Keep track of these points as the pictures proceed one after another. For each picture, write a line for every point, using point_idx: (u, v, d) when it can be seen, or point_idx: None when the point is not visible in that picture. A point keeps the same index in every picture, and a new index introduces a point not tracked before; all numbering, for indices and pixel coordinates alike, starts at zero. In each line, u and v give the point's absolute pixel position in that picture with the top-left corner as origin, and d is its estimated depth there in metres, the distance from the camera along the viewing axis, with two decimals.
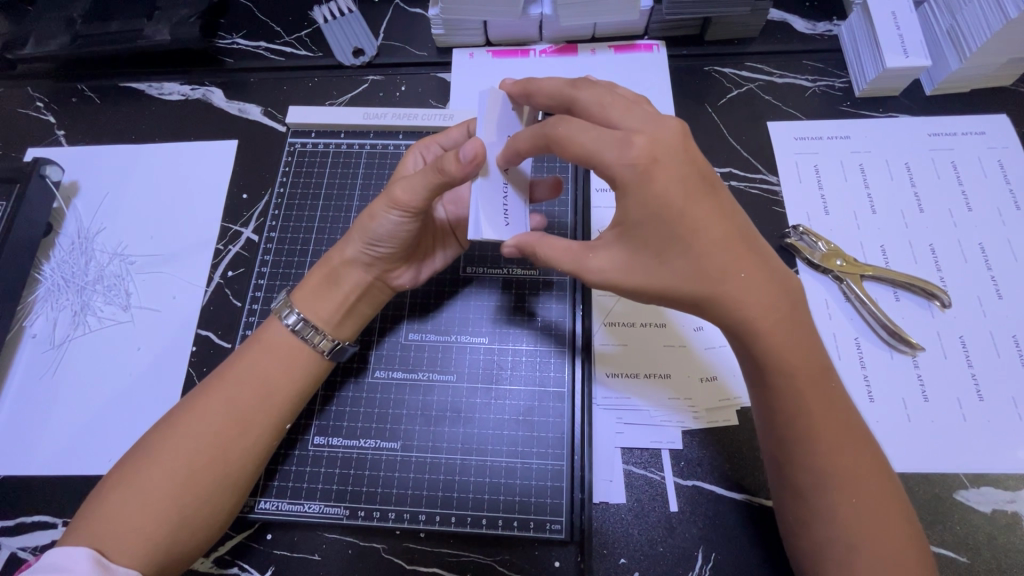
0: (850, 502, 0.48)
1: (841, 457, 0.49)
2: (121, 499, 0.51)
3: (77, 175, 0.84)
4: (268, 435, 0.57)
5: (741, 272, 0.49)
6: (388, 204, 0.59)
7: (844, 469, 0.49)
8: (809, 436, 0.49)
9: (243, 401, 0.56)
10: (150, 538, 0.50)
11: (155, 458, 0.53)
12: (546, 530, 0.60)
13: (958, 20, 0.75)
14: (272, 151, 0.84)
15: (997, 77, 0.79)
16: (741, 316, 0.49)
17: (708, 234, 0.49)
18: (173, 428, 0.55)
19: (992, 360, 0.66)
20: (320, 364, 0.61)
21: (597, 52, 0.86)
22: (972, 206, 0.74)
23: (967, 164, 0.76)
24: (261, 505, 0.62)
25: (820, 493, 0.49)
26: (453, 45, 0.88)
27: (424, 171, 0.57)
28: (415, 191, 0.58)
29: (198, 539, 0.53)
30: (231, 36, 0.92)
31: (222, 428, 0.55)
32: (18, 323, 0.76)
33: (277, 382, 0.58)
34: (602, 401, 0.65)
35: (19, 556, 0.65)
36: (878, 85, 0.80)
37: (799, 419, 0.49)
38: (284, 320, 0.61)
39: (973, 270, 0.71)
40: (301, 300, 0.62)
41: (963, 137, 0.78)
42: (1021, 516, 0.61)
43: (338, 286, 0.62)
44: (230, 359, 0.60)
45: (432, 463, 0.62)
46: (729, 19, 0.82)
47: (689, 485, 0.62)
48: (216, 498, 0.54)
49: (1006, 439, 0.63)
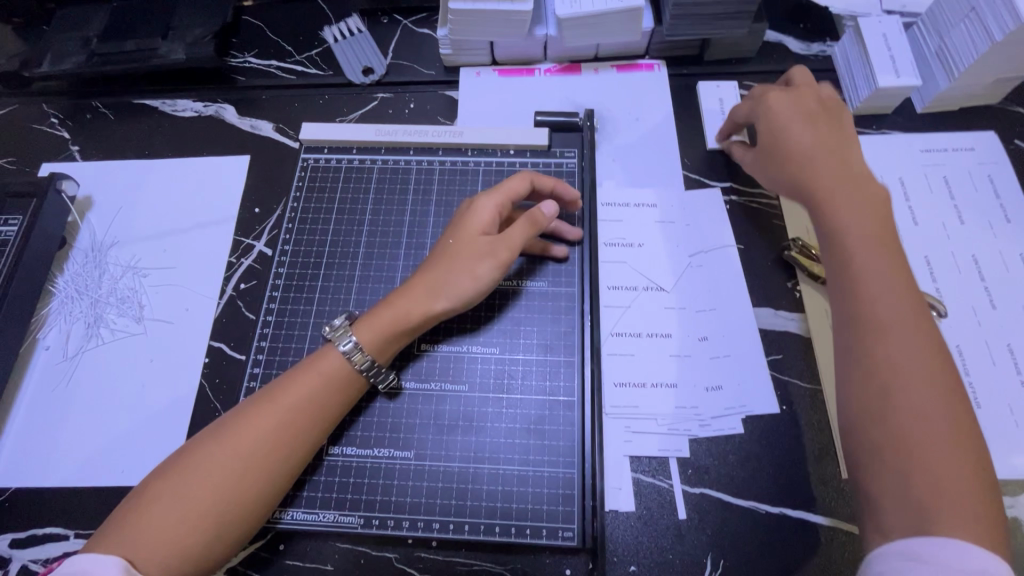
0: (924, 451, 0.49)
1: (914, 407, 0.50)
2: (158, 512, 0.52)
3: (91, 190, 0.86)
4: (302, 456, 0.58)
5: (876, 241, 0.57)
6: (490, 260, 0.64)
7: (919, 420, 0.50)
8: (878, 384, 0.52)
9: (295, 424, 0.58)
10: (182, 553, 0.51)
11: (195, 473, 0.54)
12: (558, 538, 0.60)
13: (946, 42, 0.78)
14: (284, 167, 0.86)
15: (985, 95, 0.82)
16: (866, 283, 0.55)
17: (857, 209, 0.59)
18: (217, 442, 0.56)
19: (989, 368, 0.68)
20: (362, 387, 0.63)
21: (600, 71, 0.89)
22: (964, 218, 0.77)
23: (959, 179, 0.79)
24: (288, 517, 0.62)
25: (889, 444, 0.50)
26: (461, 64, 0.91)
27: (521, 223, 0.66)
28: (515, 246, 0.65)
29: (224, 556, 0.54)
30: (243, 54, 0.94)
31: (264, 448, 0.56)
32: (32, 335, 0.77)
33: (323, 403, 0.60)
34: (611, 410, 0.67)
35: (30, 567, 0.65)
36: (871, 104, 0.83)
37: (872, 371, 0.53)
38: (341, 348, 0.61)
39: (968, 281, 0.73)
40: (367, 345, 0.62)
41: (955, 153, 0.81)
42: (1017, 520, 0.63)
43: (407, 333, 0.64)
44: (281, 377, 0.61)
45: (445, 472, 0.63)
46: (727, 40, 0.85)
47: (696, 493, 0.64)
48: (248, 517, 0.55)
49: (1005, 445, 0.65)
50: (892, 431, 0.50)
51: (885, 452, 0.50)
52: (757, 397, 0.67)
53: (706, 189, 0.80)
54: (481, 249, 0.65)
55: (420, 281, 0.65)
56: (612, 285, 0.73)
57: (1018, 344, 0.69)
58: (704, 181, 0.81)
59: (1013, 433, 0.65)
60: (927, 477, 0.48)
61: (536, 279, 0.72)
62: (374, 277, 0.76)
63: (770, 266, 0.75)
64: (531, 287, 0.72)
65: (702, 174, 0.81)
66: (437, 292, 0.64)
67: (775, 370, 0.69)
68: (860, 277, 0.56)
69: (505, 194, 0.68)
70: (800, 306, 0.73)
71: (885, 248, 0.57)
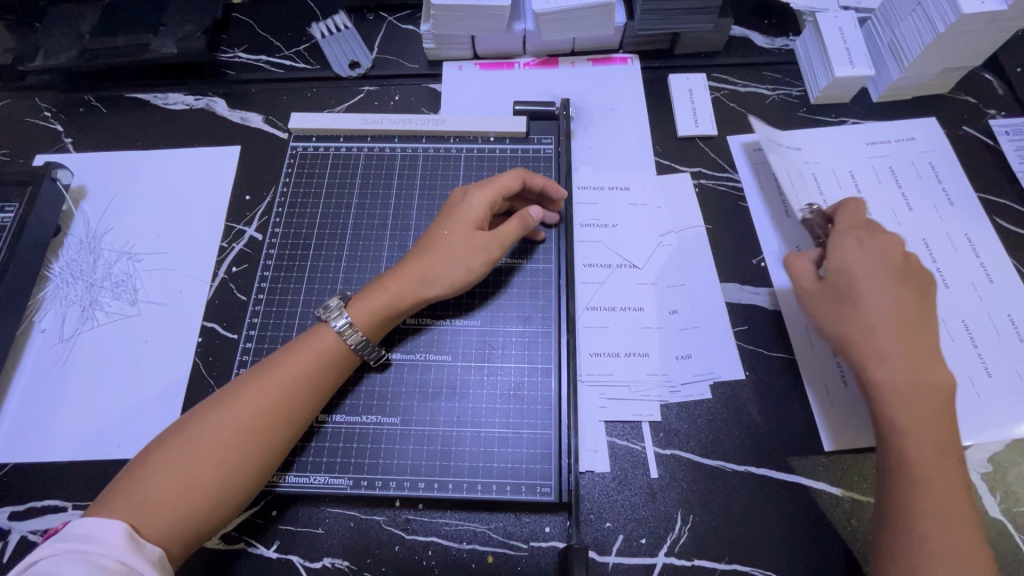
0: (938, 521, 0.55)
1: (931, 482, 0.56)
2: (159, 483, 0.54)
3: (85, 180, 0.88)
4: (297, 429, 0.61)
5: (903, 322, 0.62)
6: (483, 257, 0.68)
7: (933, 490, 0.56)
8: (901, 463, 0.58)
9: (290, 399, 0.61)
10: (183, 520, 0.54)
11: (195, 446, 0.56)
12: (538, 493, 0.64)
13: (896, 35, 0.84)
14: (274, 156, 0.89)
15: (935, 84, 0.88)
16: (891, 360, 0.61)
17: (884, 290, 0.63)
18: (216, 416, 0.58)
19: (949, 346, 0.72)
20: (353, 360, 0.66)
21: (577, 65, 0.94)
22: (923, 205, 0.81)
23: (918, 170, 0.84)
24: (288, 480, 0.65)
25: (910, 511, 0.56)
26: (443, 58, 0.95)
27: (511, 223, 0.70)
28: (506, 245, 0.69)
29: (222, 522, 0.57)
30: (233, 50, 0.97)
31: (260, 422, 0.59)
32: (29, 318, 0.79)
33: (317, 381, 0.63)
34: (587, 378, 0.71)
35: (30, 538, 0.67)
36: (829, 93, 0.88)
37: (895, 442, 0.59)
38: (334, 325, 0.64)
39: (924, 266, 0.77)
40: (363, 326, 0.65)
41: (910, 146, 0.85)
42: (965, 473, 0.67)
43: (399, 315, 0.68)
44: (276, 355, 0.64)
45: (429, 435, 0.67)
46: (694, 34, 0.90)
47: (667, 454, 0.68)
48: (245, 486, 0.58)
49: (954, 407, 0.70)
50: (914, 505, 0.56)
51: (906, 522, 0.56)
52: (724, 364, 0.71)
53: (676, 174, 0.84)
54: (474, 245, 0.68)
55: (411, 268, 0.68)
56: (588, 262, 0.77)
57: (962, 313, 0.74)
58: (675, 166, 0.85)
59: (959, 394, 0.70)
60: (941, 545, 0.54)
61: (514, 256, 0.76)
62: (361, 258, 0.79)
63: (736, 243, 0.79)
64: (509, 263, 0.76)
65: (673, 159, 0.86)
66: (429, 280, 0.67)
67: (740, 340, 0.73)
68: (886, 356, 0.61)
69: (495, 191, 0.71)
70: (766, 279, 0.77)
71: (905, 324, 0.62)
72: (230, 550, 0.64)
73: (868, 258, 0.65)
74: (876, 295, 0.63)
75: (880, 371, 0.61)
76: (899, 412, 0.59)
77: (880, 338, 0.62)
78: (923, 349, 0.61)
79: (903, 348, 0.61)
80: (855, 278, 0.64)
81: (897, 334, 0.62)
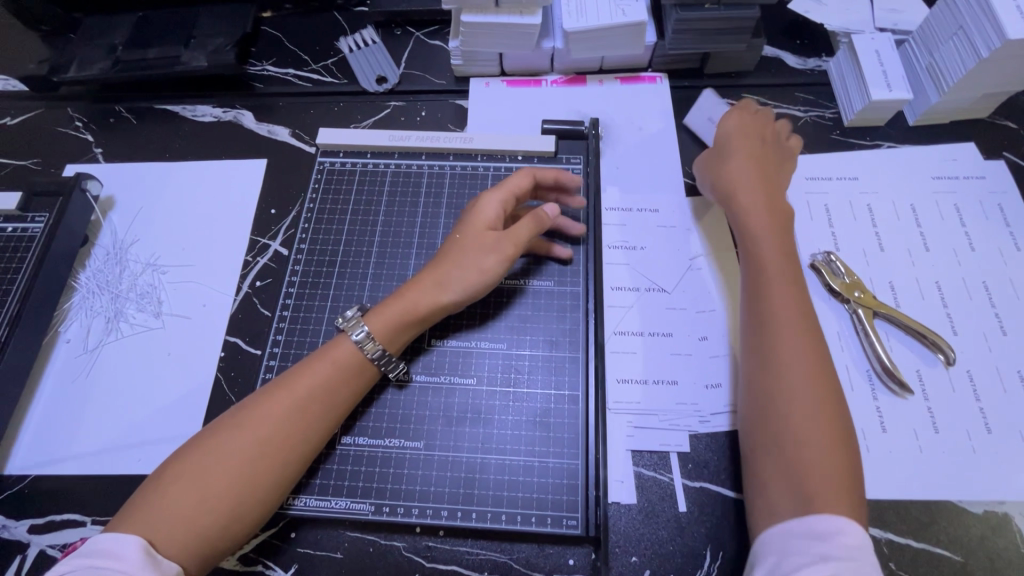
0: (811, 412, 0.56)
1: (804, 371, 0.58)
2: (178, 497, 0.53)
3: (114, 190, 0.89)
4: (317, 442, 0.60)
5: (779, 241, 0.67)
6: (495, 254, 0.66)
7: (805, 380, 0.58)
8: (770, 378, 0.59)
9: (308, 411, 0.60)
10: (201, 534, 0.53)
11: (215, 459, 0.55)
12: (563, 526, 0.62)
13: (936, 58, 0.82)
14: (300, 170, 0.89)
15: (974, 109, 0.85)
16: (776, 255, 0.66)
17: (765, 206, 0.70)
18: (236, 426, 0.57)
19: (1000, 394, 0.69)
20: (374, 376, 0.65)
21: (605, 83, 0.93)
22: (974, 243, 0.79)
23: (970, 207, 0.81)
24: (302, 503, 0.64)
25: (781, 398, 0.58)
26: (471, 74, 0.95)
27: (522, 221, 0.68)
28: (519, 241, 0.67)
29: (239, 538, 0.56)
30: (262, 63, 0.98)
31: (281, 435, 0.58)
32: (54, 328, 0.80)
33: (336, 392, 0.62)
34: (614, 406, 0.69)
35: (49, 553, 0.66)
36: (865, 116, 0.86)
37: (774, 339, 0.60)
38: (352, 336, 0.64)
39: (978, 307, 0.75)
40: (379, 334, 0.64)
41: (965, 181, 0.83)
42: (1010, 517, 0.64)
43: (419, 323, 0.66)
44: (294, 367, 0.63)
45: (452, 462, 0.65)
46: (726, 54, 0.89)
47: (696, 487, 0.65)
48: (264, 500, 0.57)
49: (998, 448, 0.67)
50: (786, 392, 0.57)
51: (780, 410, 0.57)
52: None
53: None
54: (485, 244, 0.67)
55: (426, 276, 0.67)
56: (616, 285, 0.76)
57: (1001, 346, 0.72)
58: None
59: (1002, 433, 0.68)
60: (814, 432, 0.55)
61: (541, 278, 0.75)
62: (386, 275, 0.79)
63: None
64: (536, 284, 0.75)
65: None
66: (443, 285, 0.66)
67: None
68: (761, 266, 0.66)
69: (503, 192, 0.71)
70: None
71: (782, 230, 0.68)
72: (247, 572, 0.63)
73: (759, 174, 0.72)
74: (762, 209, 0.70)
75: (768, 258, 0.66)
76: (771, 303, 0.63)
77: (769, 241, 0.67)
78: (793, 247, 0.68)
79: (789, 242, 0.67)
80: (738, 196, 0.72)
81: (782, 237, 0.67)
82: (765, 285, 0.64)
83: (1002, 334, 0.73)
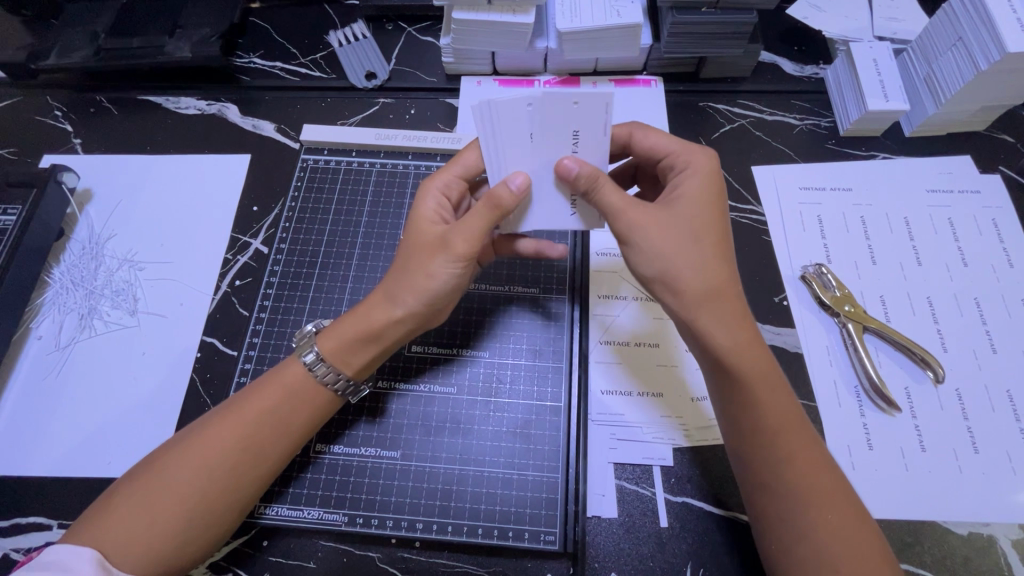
0: (825, 521, 0.51)
1: (805, 474, 0.52)
2: (130, 510, 0.52)
3: (92, 183, 0.87)
4: (274, 464, 0.58)
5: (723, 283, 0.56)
6: (447, 257, 0.59)
7: (805, 482, 0.52)
8: (769, 450, 0.54)
9: (260, 435, 0.57)
10: (152, 555, 0.51)
11: (168, 477, 0.54)
12: (540, 541, 0.62)
13: (934, 69, 0.80)
14: (284, 167, 0.87)
15: (971, 122, 0.84)
16: (719, 348, 0.55)
17: (705, 264, 0.56)
18: (187, 446, 0.56)
19: (988, 414, 0.69)
20: (333, 402, 0.62)
21: (598, 85, 0.91)
22: (967, 258, 0.78)
23: (963, 221, 0.80)
24: (275, 511, 0.63)
25: (787, 510, 0.52)
26: (462, 73, 0.93)
27: (473, 214, 0.59)
28: (472, 236, 0.59)
29: (196, 556, 0.54)
30: (248, 55, 0.96)
31: (234, 457, 0.56)
32: (25, 324, 0.77)
33: (293, 417, 0.59)
34: (597, 417, 0.68)
35: (12, 557, 0.64)
36: (860, 126, 0.85)
37: (761, 446, 0.54)
38: (303, 359, 0.61)
39: (969, 324, 0.74)
40: (330, 355, 0.60)
41: (959, 195, 0.82)
42: (995, 539, 0.63)
43: (375, 343, 0.61)
44: (251, 385, 0.61)
45: (429, 473, 0.65)
46: (722, 59, 0.87)
47: (678, 501, 0.64)
48: (219, 521, 0.55)
49: (985, 469, 0.66)
50: (788, 500, 0.52)
51: (788, 523, 0.52)
52: None
53: None
54: (440, 241, 0.60)
55: (378, 291, 0.62)
56: (603, 294, 0.74)
57: (989, 364, 0.71)
58: None
59: (989, 453, 0.67)
60: (833, 543, 0.50)
61: (527, 285, 0.74)
62: (368, 279, 0.77)
63: (756, 283, 0.77)
64: (522, 292, 0.74)
65: None
66: (394, 299, 0.61)
67: None
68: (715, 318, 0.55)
69: (451, 175, 0.65)
70: (787, 319, 0.75)
71: (725, 302, 0.56)
72: None
73: (662, 219, 0.57)
74: (671, 271, 0.56)
75: (723, 356, 0.55)
76: (745, 397, 0.55)
77: (692, 320, 0.56)
78: (749, 328, 0.56)
79: (719, 316, 0.55)
80: (700, 218, 0.57)
81: (700, 317, 0.55)
82: (734, 390, 0.55)
83: (992, 352, 0.72)
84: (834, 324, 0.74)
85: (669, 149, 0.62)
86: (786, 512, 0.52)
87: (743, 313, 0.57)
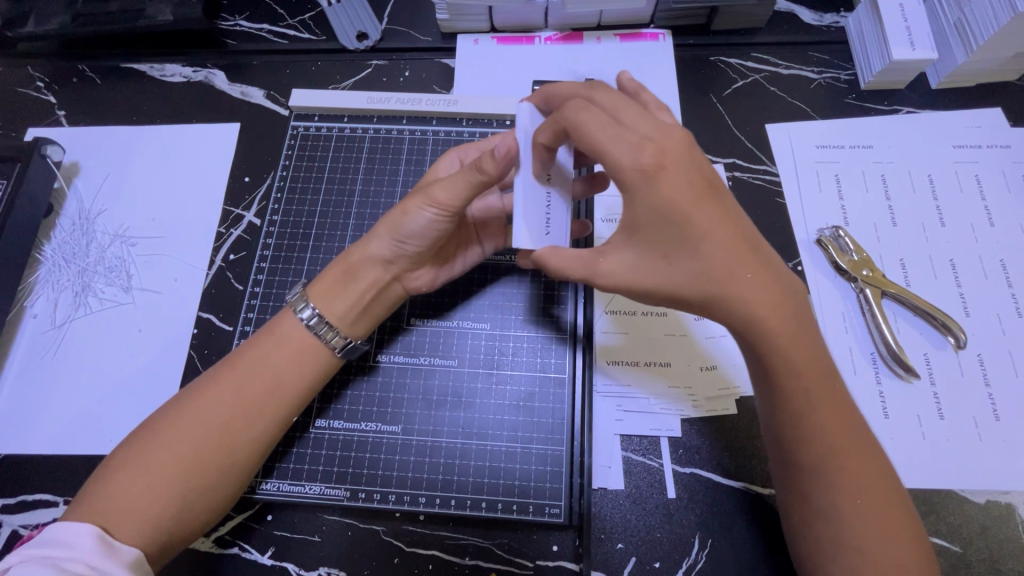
0: (859, 504, 0.49)
1: (835, 453, 0.49)
2: (125, 479, 0.51)
3: (78, 157, 0.84)
4: (273, 426, 0.57)
5: (750, 258, 0.50)
6: (424, 202, 0.58)
7: (845, 463, 0.49)
8: (795, 437, 0.51)
9: (250, 395, 0.56)
10: (153, 522, 0.51)
11: (162, 440, 0.53)
12: (545, 514, 0.61)
13: (965, 14, 0.74)
14: (275, 136, 0.84)
15: (1002, 72, 0.78)
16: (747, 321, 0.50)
17: (734, 252, 0.50)
18: (179, 412, 0.55)
19: (1011, 379, 0.66)
20: (331, 362, 0.61)
21: (602, 40, 0.86)
22: (994, 217, 0.73)
23: (991, 179, 0.75)
24: (264, 487, 0.62)
25: (812, 485, 0.50)
26: (458, 30, 0.87)
27: (462, 172, 0.57)
28: (455, 193, 0.57)
29: (197, 522, 0.54)
30: (233, 17, 0.90)
31: (227, 419, 0.55)
32: (19, 303, 0.76)
33: (288, 376, 0.58)
34: (602, 389, 0.67)
35: (21, 532, 0.65)
36: (884, 78, 0.79)
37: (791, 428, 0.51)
38: (300, 315, 0.60)
39: (993, 287, 0.70)
40: (318, 298, 0.60)
41: (986, 150, 0.77)
42: (1015, 507, 0.62)
43: (355, 284, 0.61)
44: (244, 344, 0.60)
45: (432, 447, 0.64)
46: (736, 8, 0.81)
47: (686, 473, 0.63)
48: (218, 486, 0.54)
49: (1006, 436, 0.64)
50: (820, 482, 0.50)
51: (823, 504, 0.50)
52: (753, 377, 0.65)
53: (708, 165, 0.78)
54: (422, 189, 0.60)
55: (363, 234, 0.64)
56: None
57: (1014, 329, 0.68)
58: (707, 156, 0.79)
59: (1011, 421, 0.64)
60: (860, 526, 0.48)
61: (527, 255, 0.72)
62: None
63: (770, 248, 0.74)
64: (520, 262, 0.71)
65: (705, 150, 0.79)
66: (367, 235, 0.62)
67: None
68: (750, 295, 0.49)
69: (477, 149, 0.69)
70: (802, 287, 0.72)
71: (762, 272, 0.50)
72: (222, 555, 0.61)
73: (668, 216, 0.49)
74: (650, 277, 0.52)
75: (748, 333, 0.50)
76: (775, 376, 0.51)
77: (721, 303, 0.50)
78: (787, 292, 0.50)
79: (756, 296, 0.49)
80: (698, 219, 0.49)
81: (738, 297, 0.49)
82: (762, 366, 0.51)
83: (1017, 316, 0.69)
84: (851, 289, 0.71)
85: (568, 93, 0.56)
86: (814, 492, 0.50)
87: (786, 289, 0.50)
